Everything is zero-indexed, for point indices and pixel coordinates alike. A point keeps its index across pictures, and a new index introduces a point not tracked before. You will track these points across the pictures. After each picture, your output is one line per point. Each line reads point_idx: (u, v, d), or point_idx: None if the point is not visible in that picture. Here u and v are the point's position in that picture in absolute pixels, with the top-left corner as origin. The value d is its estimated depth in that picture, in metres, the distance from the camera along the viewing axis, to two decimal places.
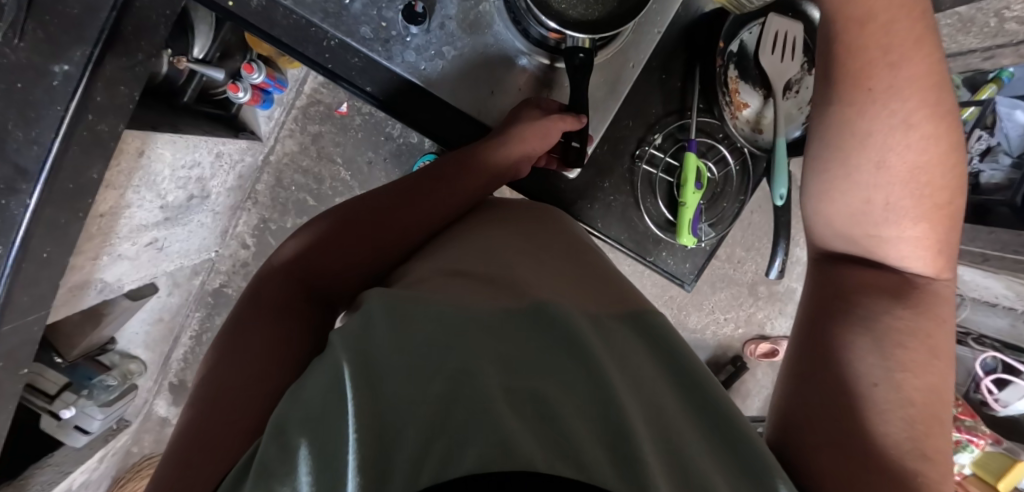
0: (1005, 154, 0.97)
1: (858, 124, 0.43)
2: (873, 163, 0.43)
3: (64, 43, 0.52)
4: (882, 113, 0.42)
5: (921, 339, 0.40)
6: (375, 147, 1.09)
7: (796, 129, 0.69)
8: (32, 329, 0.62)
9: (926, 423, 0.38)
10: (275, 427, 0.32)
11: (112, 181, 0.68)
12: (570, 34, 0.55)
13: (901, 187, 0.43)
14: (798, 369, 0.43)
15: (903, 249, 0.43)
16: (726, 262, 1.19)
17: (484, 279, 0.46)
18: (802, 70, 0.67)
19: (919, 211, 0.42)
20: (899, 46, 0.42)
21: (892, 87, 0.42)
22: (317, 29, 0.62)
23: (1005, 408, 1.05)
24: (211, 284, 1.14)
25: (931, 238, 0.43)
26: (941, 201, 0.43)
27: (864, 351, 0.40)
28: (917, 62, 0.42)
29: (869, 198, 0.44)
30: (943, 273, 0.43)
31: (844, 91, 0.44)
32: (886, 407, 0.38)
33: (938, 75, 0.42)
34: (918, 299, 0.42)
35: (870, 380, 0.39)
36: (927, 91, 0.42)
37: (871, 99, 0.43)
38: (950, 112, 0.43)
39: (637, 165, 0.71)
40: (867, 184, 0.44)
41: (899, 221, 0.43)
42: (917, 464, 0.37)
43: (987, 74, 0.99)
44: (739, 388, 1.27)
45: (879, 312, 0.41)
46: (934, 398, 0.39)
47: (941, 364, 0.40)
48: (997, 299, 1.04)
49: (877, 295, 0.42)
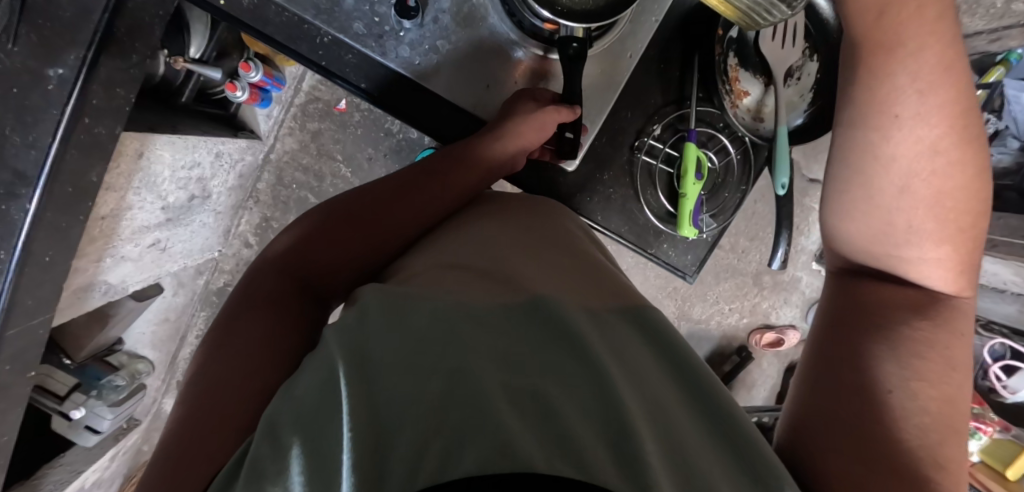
0: (1013, 137, 0.94)
1: (882, 150, 0.43)
2: (897, 187, 0.43)
3: (58, 46, 0.52)
4: (909, 138, 0.42)
5: (940, 349, 0.39)
6: (375, 144, 1.09)
7: (798, 117, 0.67)
8: (37, 333, 0.62)
9: (941, 432, 0.37)
10: (267, 425, 0.32)
11: (111, 183, 0.68)
12: (564, 24, 0.54)
13: (924, 211, 0.42)
14: (809, 376, 0.42)
15: (924, 270, 0.43)
16: (730, 252, 1.18)
17: (482, 274, 0.45)
18: (802, 57, 0.65)
19: (943, 233, 0.42)
20: (928, 74, 0.41)
21: (920, 114, 0.41)
22: (310, 26, 0.62)
23: (1015, 396, 1.00)
24: (215, 283, 1.15)
25: (954, 260, 0.42)
26: (965, 224, 0.42)
27: (880, 357, 0.40)
28: (947, 87, 0.41)
29: (892, 221, 0.43)
30: (963, 291, 0.43)
31: (869, 115, 0.43)
32: (899, 415, 0.38)
33: (968, 103, 0.42)
34: (940, 314, 0.41)
35: (886, 387, 0.39)
36: (955, 120, 0.41)
37: (897, 125, 0.42)
38: (976, 138, 0.42)
39: (637, 156, 0.71)
40: (889, 206, 0.43)
41: (922, 243, 0.43)
42: (931, 471, 0.36)
43: (994, 56, 0.92)
44: (743, 379, 1.27)
45: (897, 322, 0.41)
46: (948, 402, 0.38)
47: (959, 375, 0.39)
48: (1007, 285, 1.02)
49: (896, 307, 0.42)
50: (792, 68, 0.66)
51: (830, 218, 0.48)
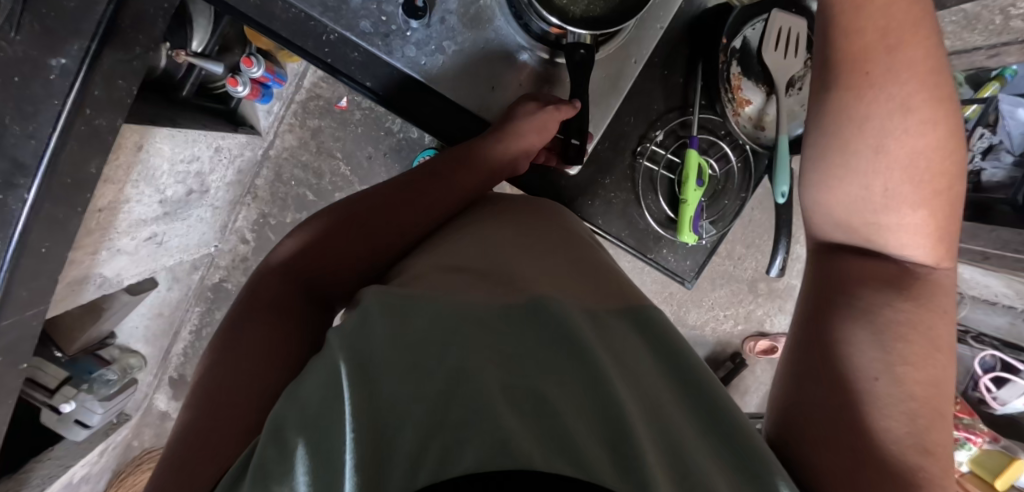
0: (1007, 152, 0.96)
1: (856, 110, 0.43)
2: (872, 148, 0.43)
3: (61, 36, 0.51)
4: (880, 97, 0.42)
5: (922, 330, 0.39)
6: (375, 142, 1.09)
7: (798, 126, 0.69)
8: (31, 324, 0.62)
9: (929, 417, 0.37)
10: (272, 427, 0.32)
11: (111, 175, 0.68)
12: (572, 30, 0.54)
13: (900, 174, 0.42)
14: (795, 364, 0.42)
15: (902, 237, 0.43)
16: (726, 259, 1.19)
17: (482, 274, 0.46)
18: (804, 66, 0.66)
19: (919, 196, 0.42)
20: (897, 28, 0.42)
21: (890, 71, 0.42)
22: (316, 23, 0.62)
23: (1004, 407, 1.05)
24: (210, 279, 1.14)
25: (931, 225, 0.42)
26: (941, 187, 0.42)
27: (863, 343, 0.39)
28: (913, 43, 0.42)
29: (869, 185, 0.43)
30: (943, 262, 0.42)
31: (844, 77, 0.44)
32: (885, 401, 0.37)
33: (938, 61, 0.42)
34: (920, 291, 0.41)
35: (870, 374, 0.38)
36: (924, 77, 0.42)
37: (869, 83, 0.43)
38: (949, 96, 0.42)
39: (638, 161, 0.71)
40: (865, 170, 0.43)
41: (900, 207, 0.42)
42: (917, 459, 0.36)
43: (990, 71, 0.96)
44: (737, 385, 1.27)
45: (879, 304, 0.40)
46: (934, 386, 0.38)
47: (944, 357, 0.39)
48: (998, 298, 1.05)
49: (878, 285, 0.42)
50: (796, 77, 0.67)
51: (814, 218, 0.48)
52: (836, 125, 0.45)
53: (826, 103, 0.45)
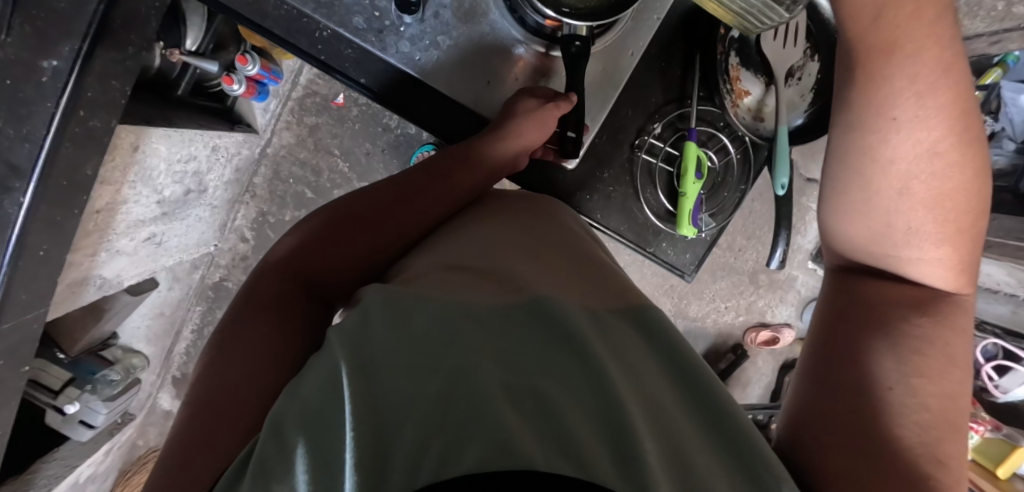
0: (1009, 139, 0.96)
1: (880, 153, 0.42)
2: (896, 189, 0.42)
3: (52, 37, 0.51)
4: (905, 142, 0.41)
5: (942, 347, 0.38)
6: (373, 139, 1.08)
7: (797, 118, 0.67)
8: (32, 326, 0.62)
9: (941, 428, 0.37)
10: (272, 425, 0.32)
11: (107, 177, 0.67)
12: (568, 22, 0.53)
13: (924, 214, 0.41)
14: (810, 376, 0.42)
15: (924, 269, 0.42)
16: (727, 251, 1.18)
17: (483, 273, 0.45)
18: (804, 56, 0.65)
19: (942, 235, 0.41)
20: (926, 76, 0.40)
21: (917, 117, 0.40)
22: (308, 20, 0.61)
23: (1006, 395, 1.03)
24: (211, 278, 1.14)
25: (954, 260, 0.41)
26: (965, 225, 0.41)
27: (880, 353, 0.39)
28: (944, 88, 0.40)
29: (891, 222, 0.42)
30: (963, 288, 0.41)
31: (865, 120, 0.42)
32: (901, 410, 0.37)
33: (966, 104, 0.41)
34: (942, 309, 0.40)
35: (886, 384, 0.38)
36: (953, 120, 0.40)
37: (895, 129, 0.41)
38: (976, 136, 0.41)
39: (637, 154, 0.71)
40: (889, 209, 0.42)
41: (922, 244, 0.41)
42: (929, 468, 0.36)
43: (992, 58, 0.94)
44: (738, 376, 1.27)
45: (899, 320, 0.40)
46: (949, 399, 0.37)
47: (960, 371, 0.38)
48: (1000, 286, 1.02)
49: (897, 305, 0.41)
50: (795, 67, 0.66)
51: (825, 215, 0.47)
52: (850, 126, 0.43)
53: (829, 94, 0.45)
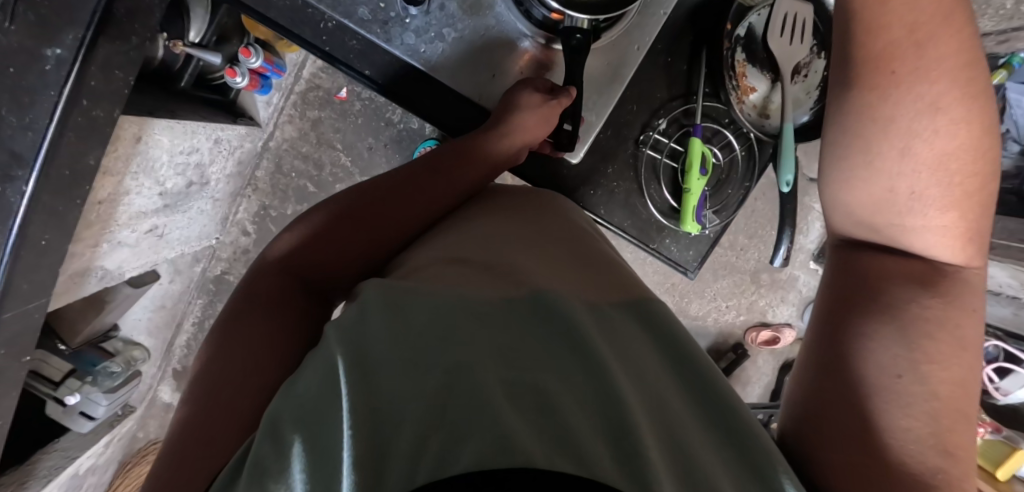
0: (1015, 141, 0.95)
1: (880, 110, 0.42)
2: (898, 150, 0.42)
3: (56, 26, 0.51)
4: (907, 96, 0.41)
5: (949, 328, 0.38)
6: (375, 133, 1.08)
7: (805, 114, 0.67)
8: (33, 316, 0.62)
9: (949, 418, 0.36)
10: (268, 423, 0.32)
11: (110, 167, 0.67)
12: (570, 14, 0.53)
13: (928, 178, 0.41)
14: (814, 351, 0.41)
15: (929, 238, 0.41)
16: (729, 250, 1.18)
17: (483, 266, 0.45)
18: (810, 54, 0.66)
19: (949, 199, 0.41)
20: (925, 19, 0.41)
21: (917, 69, 0.41)
22: (313, 11, 0.61)
23: (1006, 397, 1.04)
24: (212, 271, 1.14)
25: (960, 226, 0.41)
26: (972, 189, 0.41)
27: (887, 341, 0.38)
28: (946, 37, 0.40)
29: (894, 186, 0.42)
30: (972, 261, 0.41)
31: (868, 74, 0.42)
32: (909, 400, 0.36)
33: (972, 55, 0.41)
34: (950, 289, 0.40)
35: (893, 372, 0.37)
36: (957, 71, 0.40)
37: (895, 82, 0.41)
38: (982, 87, 0.41)
39: (641, 150, 0.71)
40: (891, 173, 0.42)
41: (927, 209, 0.41)
42: (938, 461, 0.36)
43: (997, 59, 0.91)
44: (738, 376, 1.27)
45: (906, 301, 0.39)
46: (959, 386, 0.37)
47: (970, 356, 0.38)
48: (1002, 288, 1.02)
49: (903, 282, 0.40)
50: (802, 64, 0.66)
51: (831, 212, 0.47)
52: (851, 110, 0.43)
53: (839, 89, 0.44)
